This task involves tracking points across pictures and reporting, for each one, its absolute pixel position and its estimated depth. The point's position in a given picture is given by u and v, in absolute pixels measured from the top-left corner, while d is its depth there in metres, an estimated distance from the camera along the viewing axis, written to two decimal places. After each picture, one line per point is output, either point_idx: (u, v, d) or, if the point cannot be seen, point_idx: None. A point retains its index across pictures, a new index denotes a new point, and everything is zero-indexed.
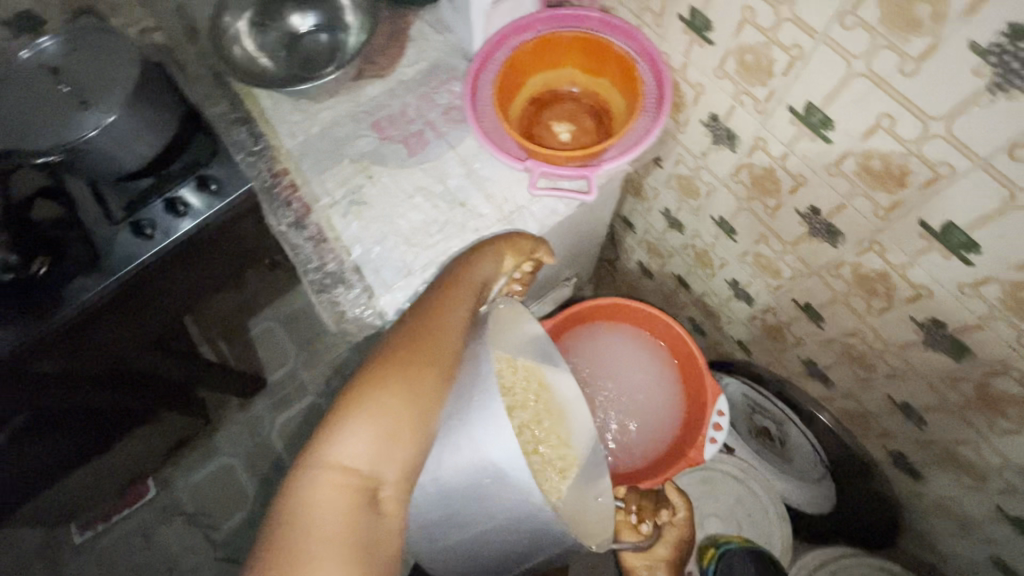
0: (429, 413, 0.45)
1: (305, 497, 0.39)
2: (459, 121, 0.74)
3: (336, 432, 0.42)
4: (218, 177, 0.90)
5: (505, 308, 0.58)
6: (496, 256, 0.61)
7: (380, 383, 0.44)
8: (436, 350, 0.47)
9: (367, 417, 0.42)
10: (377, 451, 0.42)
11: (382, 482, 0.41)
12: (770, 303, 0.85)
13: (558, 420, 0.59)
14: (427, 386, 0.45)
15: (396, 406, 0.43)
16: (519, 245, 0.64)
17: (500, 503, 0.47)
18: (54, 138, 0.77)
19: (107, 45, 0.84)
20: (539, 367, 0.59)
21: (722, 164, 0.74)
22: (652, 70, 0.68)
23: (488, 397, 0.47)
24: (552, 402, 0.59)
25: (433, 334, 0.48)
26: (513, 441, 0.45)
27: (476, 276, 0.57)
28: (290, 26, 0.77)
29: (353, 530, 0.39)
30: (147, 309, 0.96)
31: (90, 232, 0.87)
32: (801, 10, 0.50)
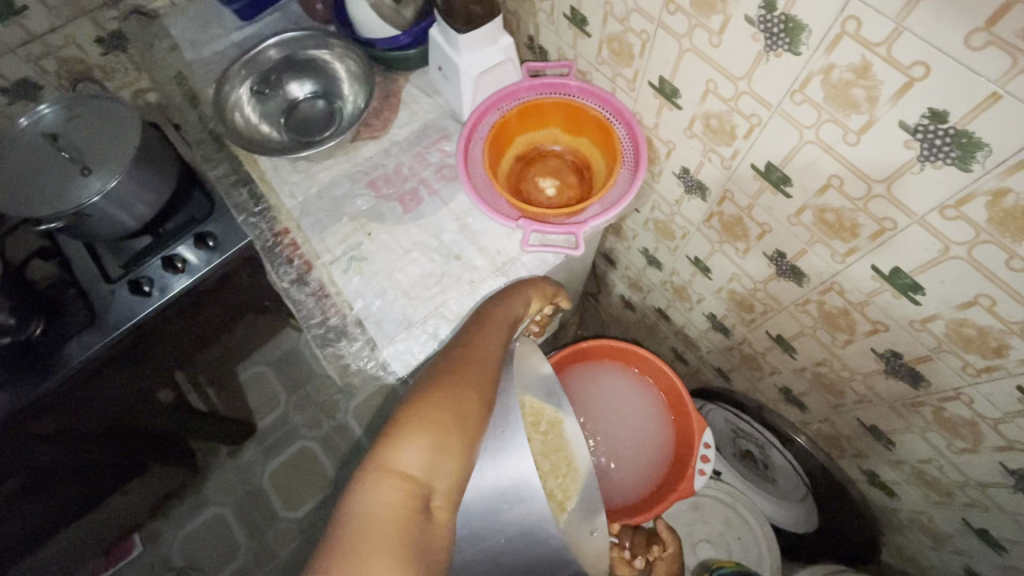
0: (474, 430, 0.50)
1: (368, 498, 0.43)
2: (451, 179, 0.79)
3: (395, 442, 0.46)
4: (215, 233, 0.93)
5: (527, 344, 0.64)
6: (526, 297, 0.67)
7: (433, 400, 0.49)
8: (478, 374, 0.54)
9: (422, 429, 0.47)
10: (430, 461, 0.46)
11: (433, 491, 0.45)
12: (746, 335, 0.91)
13: (567, 455, 0.62)
14: (473, 404, 0.50)
15: (447, 422, 0.48)
16: (542, 290, 0.71)
17: (516, 522, 0.54)
18: (59, 205, 0.79)
19: (107, 112, 0.87)
20: (550, 408, 0.63)
21: (695, 211, 0.81)
22: (628, 130, 0.75)
23: (513, 428, 0.54)
24: (561, 438, 0.63)
25: (476, 361, 0.55)
26: (533, 469, 0.53)
27: (507, 314, 0.64)
28: (288, 94, 0.83)
29: (409, 532, 0.42)
30: (145, 363, 0.98)
31: (87, 291, 0.89)
32: (756, 86, 0.57)
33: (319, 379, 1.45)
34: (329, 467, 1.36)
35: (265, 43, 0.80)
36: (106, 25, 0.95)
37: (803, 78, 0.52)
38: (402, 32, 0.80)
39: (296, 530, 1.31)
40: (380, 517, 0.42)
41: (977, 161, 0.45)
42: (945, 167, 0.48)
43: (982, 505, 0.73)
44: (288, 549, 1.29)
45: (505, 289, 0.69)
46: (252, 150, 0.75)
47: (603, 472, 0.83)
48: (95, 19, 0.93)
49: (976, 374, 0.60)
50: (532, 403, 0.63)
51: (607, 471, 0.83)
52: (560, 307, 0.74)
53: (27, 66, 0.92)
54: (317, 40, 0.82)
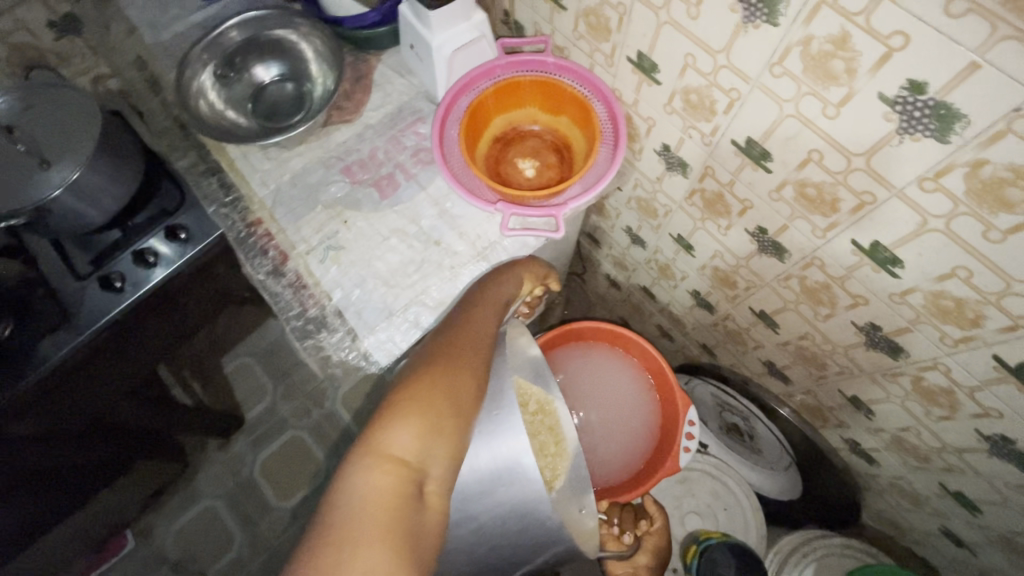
0: (467, 413, 0.49)
1: (361, 482, 0.43)
2: (428, 162, 0.77)
3: (388, 426, 0.46)
4: (187, 225, 0.90)
5: (515, 327, 0.64)
6: (518, 279, 0.67)
7: (425, 384, 0.49)
8: (469, 357, 0.53)
9: (414, 412, 0.47)
10: (423, 445, 0.46)
11: (427, 475, 0.45)
12: (730, 311, 0.91)
13: (555, 434, 0.62)
14: (466, 388, 0.50)
15: (438, 406, 0.48)
16: (534, 270, 0.70)
17: (511, 500, 0.54)
18: (17, 201, 0.76)
19: (63, 100, 0.83)
20: (536, 387, 0.62)
21: (676, 188, 0.80)
22: (606, 107, 0.72)
23: (508, 411, 0.54)
24: (551, 418, 0.62)
25: (467, 344, 0.55)
26: (527, 449, 0.53)
27: (496, 297, 0.63)
28: (254, 78, 0.79)
29: (402, 517, 0.42)
30: (126, 359, 0.96)
31: (55, 289, 0.87)
32: (735, 59, 0.56)
33: (305, 367, 1.45)
34: (321, 455, 1.37)
35: (225, 25, 0.77)
36: (58, 9, 0.90)
37: (782, 50, 0.51)
38: (369, 9, 0.77)
39: (290, 519, 1.31)
40: (373, 500, 0.42)
41: (956, 133, 0.45)
42: (924, 140, 0.47)
43: (958, 470, 0.75)
44: (282, 538, 1.30)
45: (494, 272, 0.68)
46: (218, 138, 0.72)
47: (592, 449, 0.83)
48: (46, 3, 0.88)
49: (953, 345, 0.60)
50: (519, 384, 0.61)
51: (595, 448, 0.83)
52: (550, 289, 0.74)
53: None
54: (282, 20, 0.79)
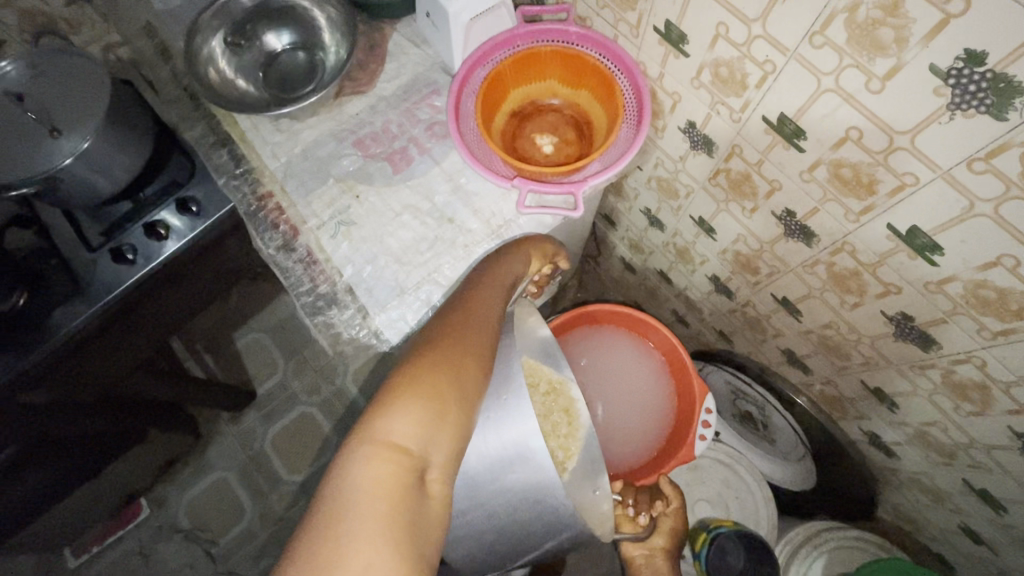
0: (470, 398, 0.48)
1: (359, 472, 0.41)
2: (443, 136, 0.75)
3: (389, 412, 0.44)
4: (198, 198, 0.88)
5: (524, 306, 0.62)
6: (526, 258, 0.65)
7: (428, 368, 0.47)
8: (474, 341, 0.51)
9: (417, 398, 0.45)
10: (424, 433, 0.44)
11: (429, 464, 0.44)
12: (750, 298, 0.88)
13: (569, 415, 0.62)
14: (471, 372, 0.49)
15: (442, 391, 0.46)
16: (543, 249, 0.68)
17: (520, 485, 0.53)
18: (28, 169, 0.75)
19: (72, 66, 0.82)
20: (546, 368, 0.62)
21: (700, 168, 0.77)
22: (630, 80, 0.68)
23: (517, 395, 0.53)
24: (563, 398, 0.62)
25: (471, 326, 0.53)
26: (536, 433, 0.52)
27: (504, 277, 0.61)
28: (266, 46, 0.76)
29: (403, 508, 0.41)
30: (139, 332, 0.96)
31: (68, 259, 0.86)
32: (772, 29, 0.52)
33: (316, 343, 1.45)
34: (331, 432, 1.38)
35: None
36: None
37: (825, 18, 0.48)
38: None
39: (299, 493, 1.33)
40: (373, 490, 0.41)
41: (1015, 108, 0.41)
42: (977, 116, 0.44)
43: (985, 467, 0.73)
44: (292, 511, 1.32)
45: (501, 251, 0.66)
46: (229, 107, 0.70)
47: (606, 434, 0.82)
48: None
49: (990, 338, 0.58)
50: (529, 364, 0.62)
51: (611, 435, 0.82)
52: (559, 266, 0.72)
53: None
54: None
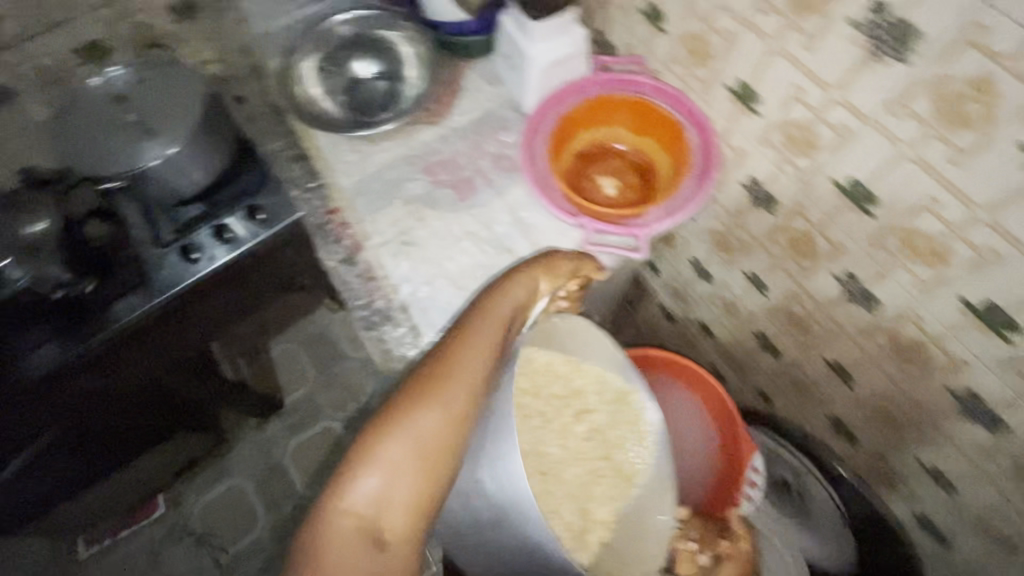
0: (432, 460, 0.52)
1: (324, 531, 0.50)
2: (509, 170, 0.77)
3: (354, 478, 0.51)
4: (266, 207, 0.92)
5: (565, 319, 0.66)
6: (532, 283, 0.63)
7: (389, 437, 0.52)
8: (444, 400, 0.54)
9: (377, 465, 0.51)
10: (384, 497, 0.51)
11: (386, 525, 0.51)
12: (798, 358, 0.86)
13: (635, 426, 0.70)
14: (432, 436, 0.53)
15: (401, 458, 0.51)
16: (557, 268, 0.65)
17: (517, 530, 0.55)
18: (121, 166, 0.83)
19: (173, 76, 0.88)
20: (614, 378, 0.70)
21: (758, 224, 0.77)
22: (699, 137, 0.71)
23: (503, 443, 0.54)
24: (632, 408, 0.70)
25: (444, 383, 0.55)
26: (525, 486, 0.53)
27: (502, 309, 0.60)
28: (353, 74, 0.81)
29: (361, 562, 0.49)
30: (189, 328, 0.98)
31: (137, 252, 0.89)
32: (852, 96, 0.55)
33: (348, 360, 1.46)
34: None
35: (335, 20, 0.82)
36: None
37: (906, 91, 0.51)
38: (470, 19, 0.79)
39: None
40: (335, 548, 0.49)
41: None
42: None
43: None
44: None
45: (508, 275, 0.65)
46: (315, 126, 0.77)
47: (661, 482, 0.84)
48: None
49: None
50: (597, 373, 0.69)
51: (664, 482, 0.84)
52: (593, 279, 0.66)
53: (100, 28, 0.93)
54: (385, 23, 0.82)
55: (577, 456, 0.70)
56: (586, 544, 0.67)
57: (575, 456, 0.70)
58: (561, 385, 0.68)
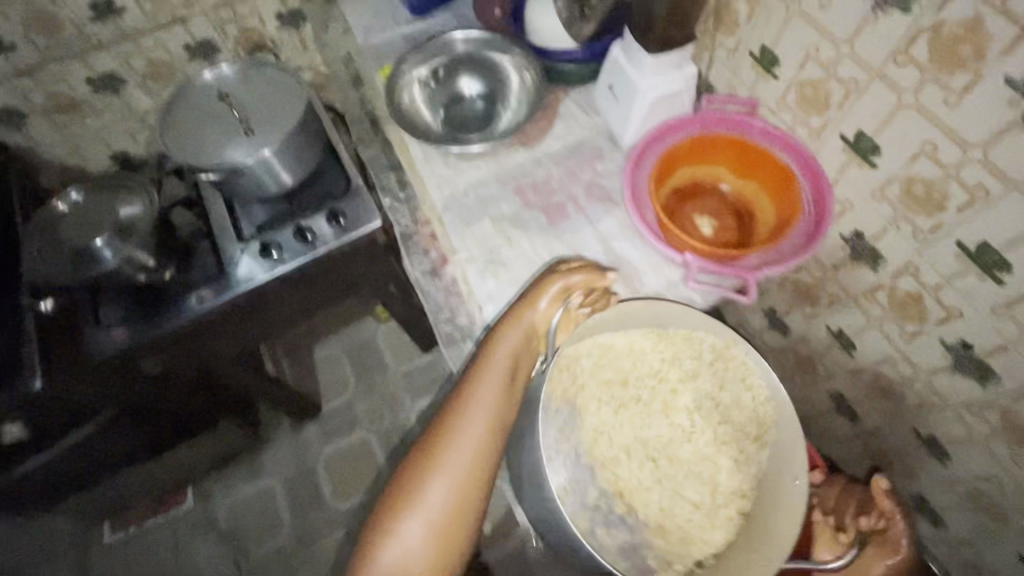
0: (444, 507, 0.58)
1: None
2: (601, 200, 0.77)
3: (381, 540, 0.57)
4: (347, 212, 0.92)
5: (614, 313, 0.65)
6: (532, 310, 0.64)
7: (405, 493, 0.59)
8: (450, 447, 0.60)
9: (398, 522, 0.58)
10: (408, 552, 0.57)
11: None
12: (882, 427, 0.82)
13: (743, 381, 0.66)
14: (440, 484, 0.59)
15: (417, 510, 0.58)
16: (567, 288, 0.64)
17: (569, 535, 0.56)
18: (216, 158, 0.82)
19: (277, 80, 0.91)
20: (710, 338, 0.67)
21: (855, 280, 0.74)
22: (812, 180, 0.68)
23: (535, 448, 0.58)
24: (733, 363, 0.66)
25: (449, 433, 0.61)
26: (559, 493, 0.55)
27: (500, 344, 0.63)
28: (456, 89, 0.83)
29: None
30: (253, 324, 0.98)
31: (218, 244, 0.91)
32: (995, 156, 0.53)
33: (389, 374, 1.44)
34: (385, 466, 1.34)
35: (452, 35, 0.83)
36: (289, 3, 1.00)
37: None
38: (576, 48, 0.80)
39: (342, 522, 1.29)
40: None
41: None
42: None
43: None
44: (328, 539, 1.27)
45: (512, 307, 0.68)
46: (409, 130, 0.77)
47: None
48: None
49: None
50: (690, 335, 0.68)
51: None
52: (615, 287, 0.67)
53: (213, 28, 0.97)
54: (501, 45, 0.82)
55: (694, 431, 0.70)
56: (720, 518, 0.66)
57: (691, 431, 0.70)
58: (649, 364, 0.70)
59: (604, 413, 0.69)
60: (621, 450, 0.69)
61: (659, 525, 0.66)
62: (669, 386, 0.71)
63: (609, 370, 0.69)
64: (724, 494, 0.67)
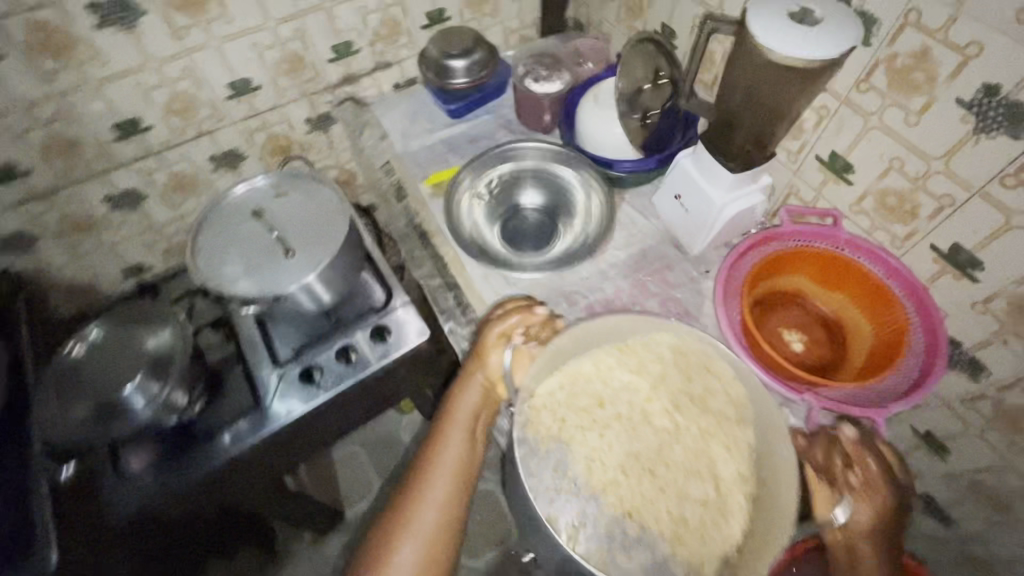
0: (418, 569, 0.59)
1: None
2: (678, 314, 0.73)
3: None
4: (393, 328, 0.87)
5: (566, 337, 0.63)
6: (483, 364, 0.66)
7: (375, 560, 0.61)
8: (415, 509, 0.62)
9: None
10: None
11: None
12: (984, 531, 0.79)
13: (710, 369, 0.62)
14: (408, 547, 0.60)
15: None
16: (504, 331, 0.66)
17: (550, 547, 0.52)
18: (258, 285, 0.76)
19: (313, 193, 0.86)
20: (666, 333, 0.65)
21: (949, 386, 0.71)
22: (912, 292, 0.63)
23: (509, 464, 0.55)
24: (693, 352, 0.64)
25: (416, 495, 0.63)
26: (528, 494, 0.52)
27: (460, 403, 0.66)
28: (516, 200, 0.79)
29: None
30: (286, 450, 0.91)
31: (252, 372, 0.84)
32: None
33: None
34: None
35: (515, 145, 0.81)
36: (319, 108, 0.96)
37: None
38: (628, 158, 0.78)
39: None
40: None
41: None
42: None
43: None
44: None
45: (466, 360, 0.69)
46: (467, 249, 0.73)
47: None
48: (313, 102, 0.95)
49: None
50: (649, 337, 0.66)
51: None
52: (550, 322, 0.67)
53: (240, 138, 0.93)
54: (561, 156, 0.80)
55: (680, 430, 0.63)
56: (731, 502, 0.59)
57: (678, 430, 0.63)
58: (619, 381, 0.65)
59: (590, 438, 0.62)
60: (617, 472, 0.61)
61: (676, 532, 0.58)
62: (643, 394, 0.65)
63: (582, 399, 0.64)
64: (727, 480, 0.60)
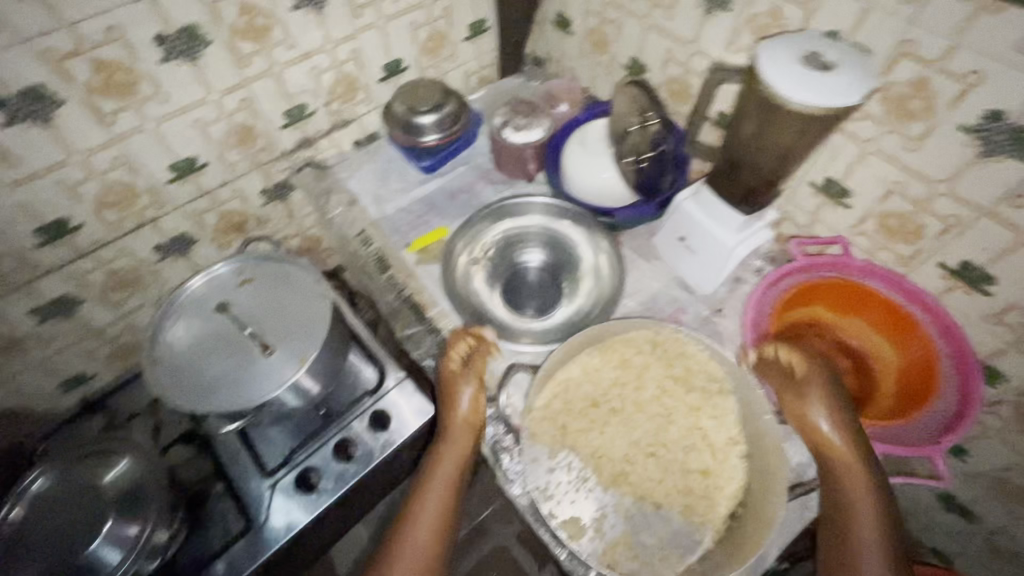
0: None
1: None
2: None
3: None
4: (393, 412, 0.78)
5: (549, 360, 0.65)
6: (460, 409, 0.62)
7: None
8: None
9: None
10: None
11: None
12: (1008, 526, 0.79)
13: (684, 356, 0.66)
14: None
15: None
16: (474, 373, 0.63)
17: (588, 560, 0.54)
18: (236, 399, 0.66)
19: (285, 276, 0.77)
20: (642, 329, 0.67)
21: None
22: (935, 319, 0.64)
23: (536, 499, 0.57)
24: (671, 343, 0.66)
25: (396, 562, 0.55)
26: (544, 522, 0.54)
27: (440, 458, 0.61)
28: (517, 260, 0.75)
29: None
30: (288, 562, 0.81)
31: (239, 487, 0.75)
32: None
33: None
34: None
35: (515, 203, 0.77)
36: (275, 176, 0.87)
37: None
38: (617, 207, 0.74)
39: None
40: None
41: None
42: None
43: None
44: None
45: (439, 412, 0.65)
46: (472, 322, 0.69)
47: None
48: (268, 172, 0.86)
49: None
50: (626, 335, 0.67)
51: None
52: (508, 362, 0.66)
53: (188, 222, 0.82)
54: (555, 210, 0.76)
55: (671, 412, 0.65)
56: (729, 467, 0.61)
57: (668, 413, 0.65)
58: (608, 374, 0.66)
59: (592, 437, 0.63)
60: (625, 461, 0.62)
61: (685, 502, 0.60)
62: (632, 387, 0.66)
63: (579, 402, 0.64)
64: (721, 447, 0.62)
